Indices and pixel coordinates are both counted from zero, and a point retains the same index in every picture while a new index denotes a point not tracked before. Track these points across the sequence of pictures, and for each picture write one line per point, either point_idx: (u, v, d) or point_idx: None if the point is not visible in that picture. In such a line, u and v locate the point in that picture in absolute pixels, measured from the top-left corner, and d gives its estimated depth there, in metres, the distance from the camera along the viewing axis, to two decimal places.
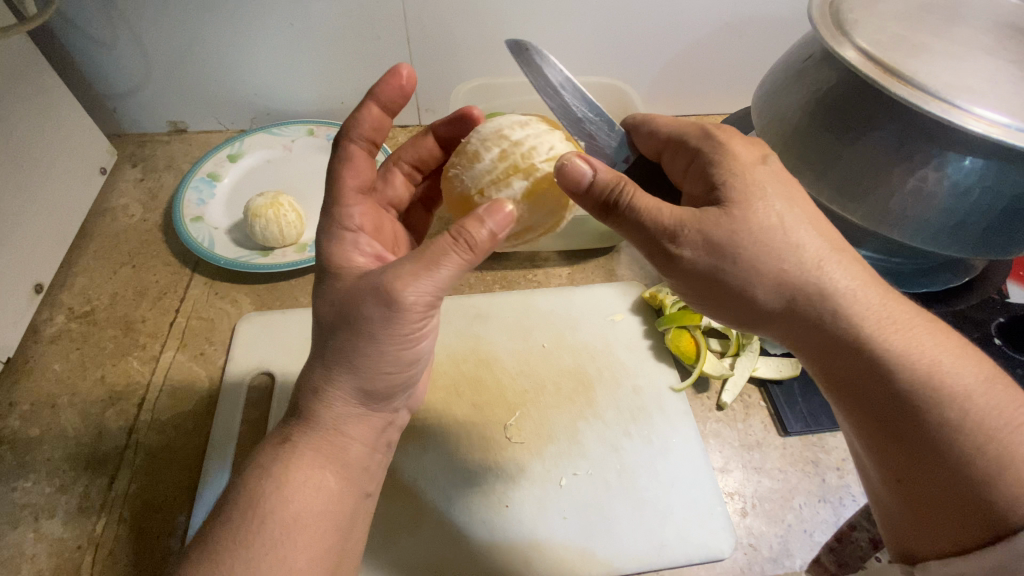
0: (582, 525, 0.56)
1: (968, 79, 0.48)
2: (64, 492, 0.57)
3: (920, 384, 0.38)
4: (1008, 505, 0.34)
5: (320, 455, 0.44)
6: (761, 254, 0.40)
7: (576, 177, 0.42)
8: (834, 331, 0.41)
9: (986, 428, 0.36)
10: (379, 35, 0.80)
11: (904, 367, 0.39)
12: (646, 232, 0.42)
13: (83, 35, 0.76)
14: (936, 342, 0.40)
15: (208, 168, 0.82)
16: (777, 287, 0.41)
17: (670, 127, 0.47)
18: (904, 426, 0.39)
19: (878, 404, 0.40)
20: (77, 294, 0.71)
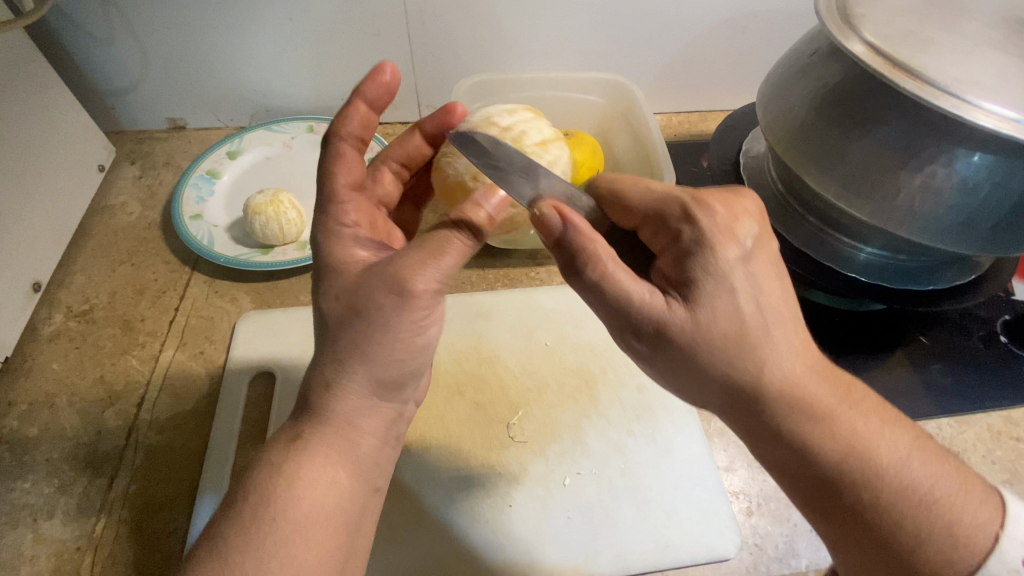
0: (586, 526, 0.55)
1: (978, 74, 0.47)
2: (62, 492, 0.56)
3: (853, 463, 0.39)
4: (938, 567, 0.37)
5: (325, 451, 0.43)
6: (710, 346, 0.38)
7: (550, 226, 0.41)
8: (766, 419, 0.39)
9: (909, 503, 0.38)
10: (380, 31, 0.80)
11: (835, 450, 0.39)
12: (610, 311, 0.41)
13: (80, 31, 0.75)
14: (867, 420, 0.40)
15: (207, 165, 0.81)
16: (717, 377, 0.39)
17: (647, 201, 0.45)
18: (840, 507, 0.40)
19: (814, 484, 0.40)
20: (75, 292, 0.71)
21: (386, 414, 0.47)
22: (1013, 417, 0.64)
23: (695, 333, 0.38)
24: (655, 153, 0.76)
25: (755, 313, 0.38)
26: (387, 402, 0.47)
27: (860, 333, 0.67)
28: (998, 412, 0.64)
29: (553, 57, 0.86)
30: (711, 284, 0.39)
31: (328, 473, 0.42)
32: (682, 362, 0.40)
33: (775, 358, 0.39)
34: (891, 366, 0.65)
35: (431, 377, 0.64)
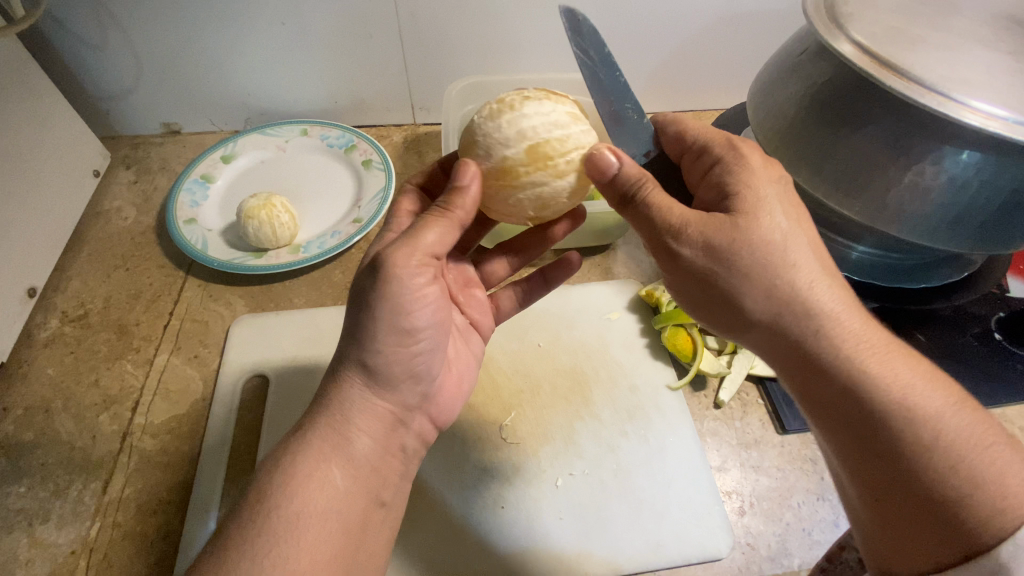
0: (576, 527, 0.55)
1: (965, 72, 0.47)
2: (58, 496, 0.56)
3: (895, 404, 0.38)
4: (982, 527, 0.34)
5: (331, 459, 0.43)
6: (758, 259, 0.40)
7: (601, 167, 0.43)
8: (816, 345, 0.40)
9: (962, 449, 0.36)
10: (372, 34, 0.80)
11: (879, 389, 0.38)
12: (651, 226, 0.43)
13: (74, 37, 0.76)
14: (910, 366, 0.39)
15: (202, 170, 0.81)
16: (764, 297, 0.41)
17: (697, 132, 0.48)
18: (879, 443, 0.38)
19: (859, 420, 0.39)
20: (70, 297, 0.71)
21: (385, 416, 0.47)
22: (1008, 414, 0.63)
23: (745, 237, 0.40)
24: None
25: (798, 230, 0.41)
26: (384, 400, 0.47)
27: None
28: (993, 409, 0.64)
29: (545, 57, 0.86)
30: (759, 196, 0.41)
31: (329, 475, 0.43)
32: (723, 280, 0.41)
33: (824, 279, 0.41)
34: None
35: None
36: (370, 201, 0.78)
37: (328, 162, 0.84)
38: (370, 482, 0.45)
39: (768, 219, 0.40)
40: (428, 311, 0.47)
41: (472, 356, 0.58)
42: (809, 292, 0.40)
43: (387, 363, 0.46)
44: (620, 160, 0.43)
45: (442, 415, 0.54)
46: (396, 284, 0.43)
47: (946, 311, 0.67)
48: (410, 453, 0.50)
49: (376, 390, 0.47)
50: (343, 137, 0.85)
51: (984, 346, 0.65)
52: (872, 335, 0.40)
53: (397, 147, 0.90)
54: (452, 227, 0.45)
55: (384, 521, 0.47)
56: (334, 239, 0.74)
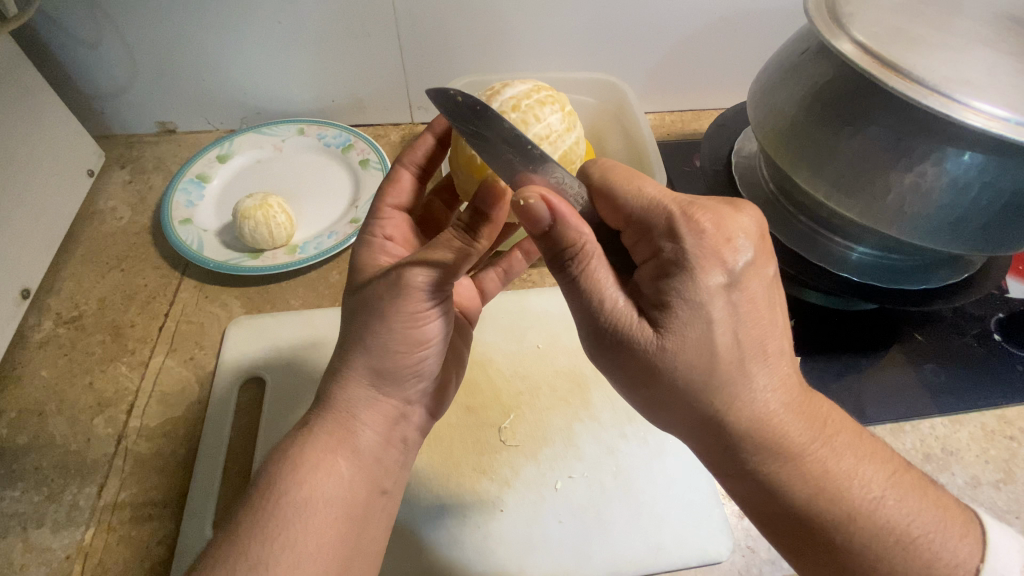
0: (575, 531, 0.55)
1: (967, 72, 0.47)
2: (52, 500, 0.56)
3: (818, 508, 0.39)
4: None
5: (337, 446, 0.44)
6: (678, 375, 0.38)
7: (536, 215, 0.39)
8: (738, 456, 0.39)
9: (882, 542, 0.38)
10: (369, 32, 0.79)
11: (798, 495, 0.39)
12: (583, 306, 0.40)
13: (68, 35, 0.75)
14: (826, 465, 0.39)
15: (197, 169, 0.81)
16: (687, 410, 0.39)
17: (637, 204, 0.41)
18: (805, 540, 0.40)
19: (784, 514, 0.40)
20: (64, 298, 0.70)
21: (388, 412, 0.47)
22: (1007, 416, 0.64)
23: (660, 358, 0.38)
24: (648, 152, 0.76)
25: (733, 350, 0.37)
26: (390, 398, 0.47)
27: (856, 334, 0.67)
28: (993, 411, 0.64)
29: (544, 56, 0.85)
30: (686, 311, 0.37)
31: (334, 466, 0.43)
32: (652, 386, 0.39)
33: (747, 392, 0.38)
34: (884, 365, 0.65)
35: None
36: (367, 201, 0.77)
37: (324, 162, 0.84)
38: (372, 473, 0.46)
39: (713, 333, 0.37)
40: (439, 321, 0.46)
41: (462, 351, 0.59)
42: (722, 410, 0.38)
43: (397, 365, 0.45)
44: (552, 216, 0.39)
45: (439, 408, 0.55)
46: (408, 300, 0.43)
47: (947, 313, 0.68)
48: (411, 443, 0.50)
49: (385, 389, 0.46)
50: (341, 136, 0.85)
51: (984, 348, 0.66)
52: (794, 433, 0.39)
53: (394, 147, 0.90)
54: (468, 250, 0.43)
55: (384, 508, 0.47)
56: (331, 240, 0.73)
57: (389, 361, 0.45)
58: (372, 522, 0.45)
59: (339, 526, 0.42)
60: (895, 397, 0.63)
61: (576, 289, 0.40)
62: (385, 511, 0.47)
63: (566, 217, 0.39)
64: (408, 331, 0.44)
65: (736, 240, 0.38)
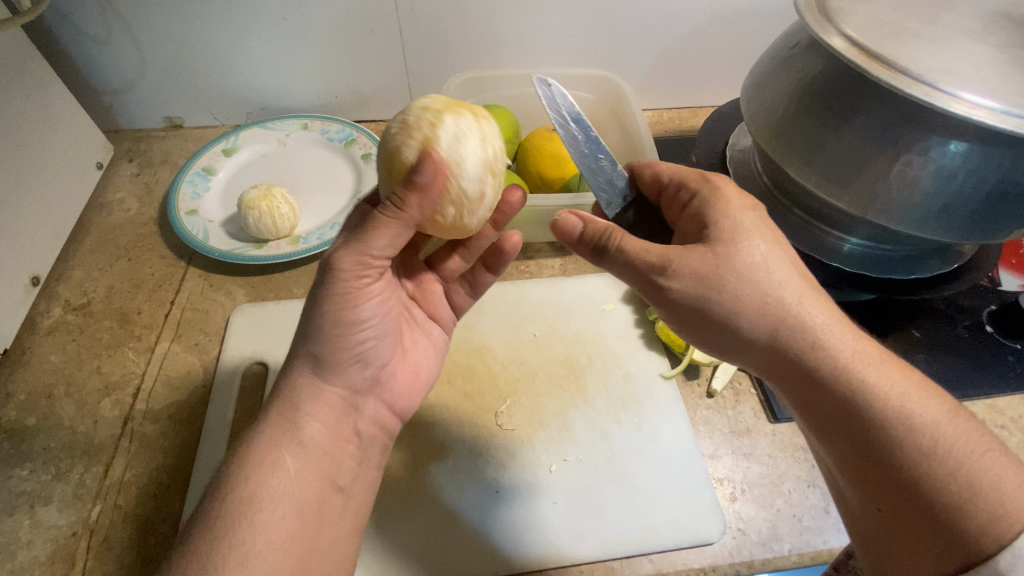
0: (572, 511, 0.56)
1: (951, 63, 0.48)
2: (59, 479, 0.57)
3: (892, 415, 0.40)
4: (983, 535, 0.35)
5: (281, 440, 0.45)
6: (743, 281, 0.44)
7: (568, 229, 0.49)
8: (821, 366, 0.43)
9: (956, 456, 0.38)
10: (372, 29, 0.81)
11: (876, 398, 0.41)
12: (635, 271, 0.46)
13: (79, 31, 0.77)
14: (903, 377, 0.42)
15: (203, 162, 0.82)
16: (759, 319, 0.44)
17: (671, 171, 0.51)
18: (881, 455, 0.40)
19: (860, 435, 0.41)
20: (73, 286, 0.72)
21: (334, 402, 0.49)
22: (997, 404, 0.66)
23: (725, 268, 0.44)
24: (644, 146, 0.77)
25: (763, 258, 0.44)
26: (332, 385, 0.48)
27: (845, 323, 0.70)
28: (983, 400, 0.66)
29: (543, 52, 0.87)
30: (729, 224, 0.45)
31: (280, 460, 0.44)
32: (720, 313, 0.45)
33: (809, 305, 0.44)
34: None
35: None
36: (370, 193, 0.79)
37: (327, 156, 0.85)
38: (322, 468, 0.46)
39: (754, 248, 0.44)
40: (373, 301, 0.49)
41: (431, 346, 0.60)
42: (785, 318, 0.44)
43: (336, 351, 0.47)
44: (426, 173, 0.40)
45: (400, 403, 0.54)
46: (343, 282, 0.45)
47: (939, 304, 0.72)
48: (365, 438, 0.51)
49: (325, 376, 0.48)
50: (343, 131, 0.86)
51: (975, 338, 0.69)
52: (860, 354, 0.43)
53: None
54: (404, 228, 0.43)
55: (342, 508, 0.47)
56: (333, 231, 0.75)
57: (322, 353, 0.47)
58: (330, 523, 0.45)
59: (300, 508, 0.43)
60: None
61: (618, 259, 0.46)
62: (344, 515, 0.47)
63: (433, 172, 0.41)
64: (352, 323, 0.47)
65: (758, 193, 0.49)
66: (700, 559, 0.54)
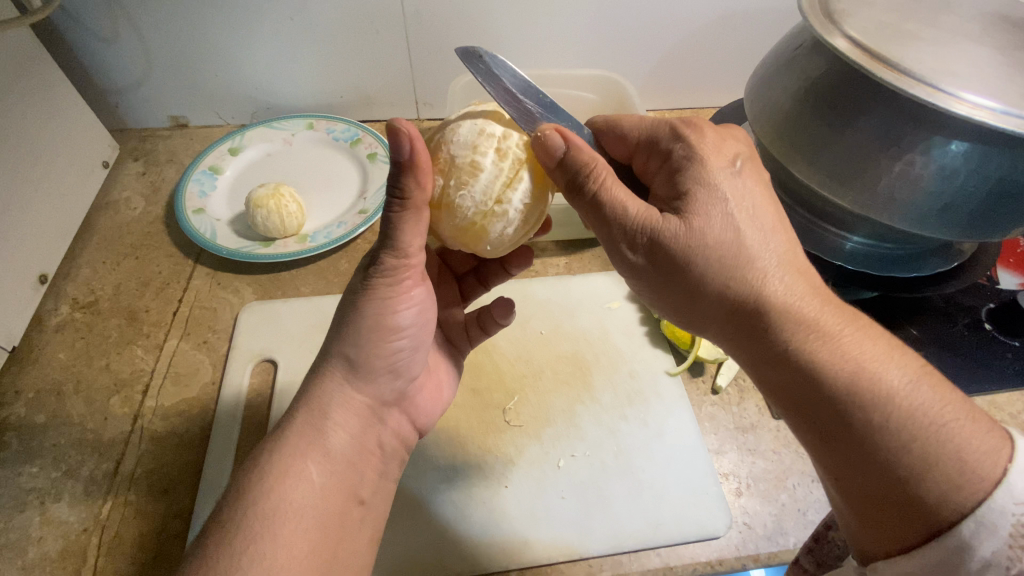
0: (580, 506, 0.56)
1: (953, 64, 0.50)
2: (70, 476, 0.58)
3: (849, 388, 0.37)
4: (944, 508, 0.34)
5: (308, 451, 0.45)
6: (696, 249, 0.40)
7: (550, 149, 0.42)
8: (772, 337, 0.39)
9: (915, 427, 0.35)
10: (378, 30, 0.82)
11: (831, 370, 0.37)
12: (604, 221, 0.43)
13: (86, 30, 0.77)
14: (863, 344, 0.38)
15: (209, 161, 0.83)
16: (710, 285, 0.40)
17: (638, 127, 0.48)
18: (837, 428, 0.37)
19: (815, 408, 0.38)
20: (81, 284, 0.72)
21: (361, 411, 0.49)
22: (996, 401, 0.67)
23: (680, 233, 0.40)
24: None
25: (735, 226, 0.40)
26: (360, 392, 0.49)
27: None
28: (982, 396, 0.67)
29: (547, 52, 0.87)
30: (699, 191, 0.41)
31: (304, 471, 0.44)
32: (669, 275, 0.42)
33: (772, 270, 0.39)
34: None
35: None
36: (375, 193, 0.79)
37: (333, 155, 0.86)
38: (347, 480, 0.47)
39: (717, 208, 0.40)
40: (410, 310, 0.49)
41: (452, 370, 0.61)
42: (746, 288, 0.39)
43: (370, 357, 0.48)
44: (412, 149, 0.38)
45: (422, 417, 0.56)
46: (384, 288, 0.46)
47: (938, 302, 0.73)
48: (388, 451, 0.52)
49: (356, 383, 0.49)
50: (349, 131, 0.87)
51: (974, 336, 0.70)
52: (827, 322, 0.39)
53: None
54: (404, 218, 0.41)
55: (361, 519, 0.48)
56: (340, 229, 0.76)
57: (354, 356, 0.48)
58: (348, 535, 0.46)
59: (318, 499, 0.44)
60: None
61: (595, 204, 0.43)
62: (363, 522, 0.48)
63: (413, 145, 0.38)
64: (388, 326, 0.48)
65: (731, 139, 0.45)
66: (706, 553, 0.55)
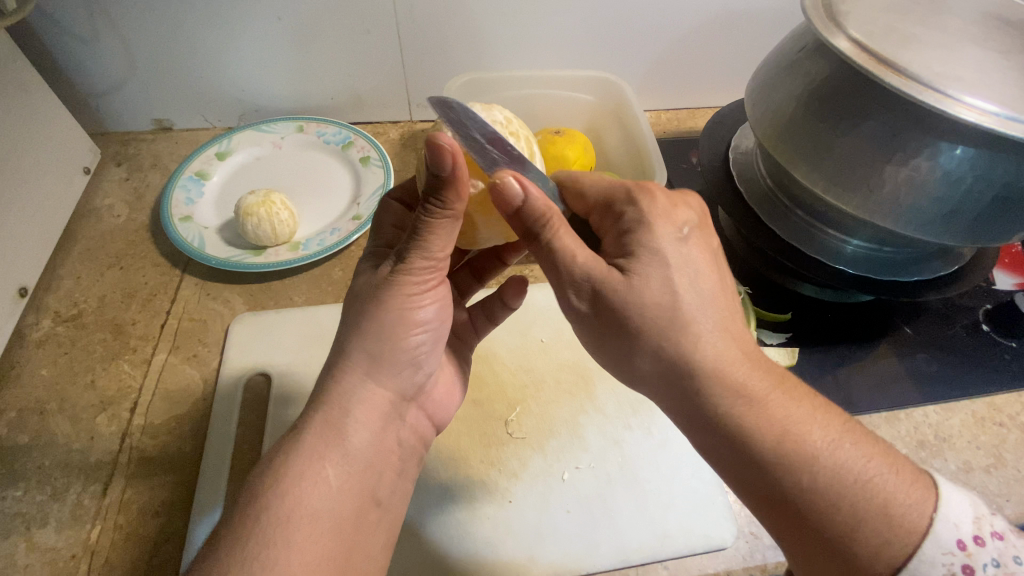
0: (586, 519, 0.55)
1: (959, 69, 0.49)
2: (56, 499, 0.55)
3: (781, 458, 0.39)
4: (870, 558, 0.37)
5: (328, 452, 0.43)
6: (648, 318, 0.40)
7: (508, 196, 0.41)
8: (708, 406, 0.40)
9: (838, 486, 0.38)
10: (370, 30, 0.79)
11: (762, 442, 0.39)
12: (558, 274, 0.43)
13: (64, 32, 0.74)
14: (784, 407, 0.40)
15: (196, 167, 0.80)
16: (660, 352, 0.41)
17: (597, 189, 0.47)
18: (775, 495, 0.39)
19: (754, 476, 0.40)
20: (63, 297, 0.70)
21: (381, 406, 0.48)
22: (996, 403, 0.67)
23: (629, 303, 0.40)
24: (647, 148, 0.77)
25: (690, 296, 0.40)
26: (382, 388, 0.48)
27: (846, 324, 0.71)
28: (982, 398, 0.67)
29: (543, 52, 0.86)
30: (648, 261, 0.41)
31: (321, 474, 0.42)
32: (620, 336, 0.42)
33: (710, 336, 0.40)
34: (875, 358, 0.69)
35: None
36: (370, 198, 0.77)
37: (325, 159, 0.84)
38: (364, 483, 0.45)
39: (668, 280, 0.40)
40: (431, 304, 0.49)
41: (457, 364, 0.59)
42: (689, 353, 0.40)
43: (391, 349, 0.47)
44: (453, 165, 0.39)
45: (439, 414, 0.55)
46: (407, 281, 0.45)
47: (936, 304, 0.73)
48: (406, 449, 0.50)
49: (376, 379, 0.47)
50: (340, 134, 0.85)
51: (972, 337, 0.70)
52: (762, 388, 0.40)
53: (394, 144, 0.90)
54: (451, 222, 0.43)
55: (377, 522, 0.46)
56: (333, 236, 0.73)
57: (377, 352, 0.47)
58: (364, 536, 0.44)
59: (333, 524, 0.42)
60: (885, 388, 0.66)
61: (549, 253, 0.43)
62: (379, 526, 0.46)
63: (455, 163, 0.39)
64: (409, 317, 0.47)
65: (684, 205, 0.45)
66: (715, 564, 0.54)
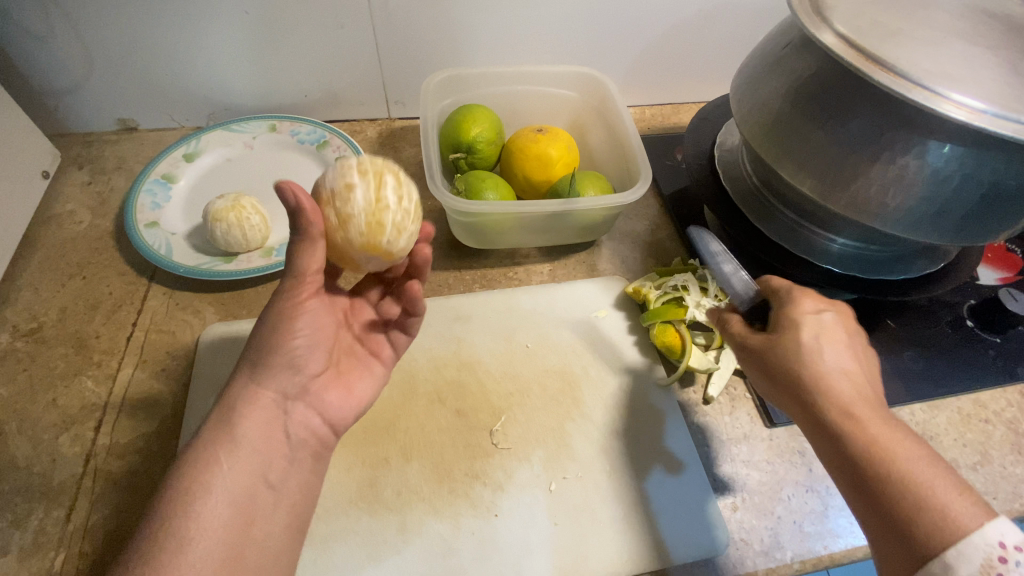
0: (573, 531, 0.54)
1: (947, 66, 0.48)
2: (16, 526, 0.52)
3: (865, 446, 0.41)
4: (932, 545, 0.36)
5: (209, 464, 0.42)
6: (778, 340, 0.46)
7: None
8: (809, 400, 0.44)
9: (919, 481, 0.39)
10: (342, 24, 0.76)
11: (852, 428, 0.41)
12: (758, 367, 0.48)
13: (16, 28, 0.70)
14: (886, 422, 0.42)
15: (162, 169, 0.76)
16: (778, 358, 0.45)
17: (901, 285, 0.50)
18: (856, 473, 0.41)
19: (836, 454, 0.42)
20: (21, 309, 0.66)
21: (269, 412, 0.46)
22: (981, 399, 0.67)
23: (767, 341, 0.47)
24: (630, 145, 0.75)
25: (813, 328, 0.45)
26: (264, 388, 0.46)
27: None
28: (968, 395, 0.67)
29: (524, 47, 0.83)
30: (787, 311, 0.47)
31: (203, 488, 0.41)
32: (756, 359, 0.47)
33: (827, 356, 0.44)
34: None
35: (409, 387, 0.62)
36: None
37: (299, 160, 0.80)
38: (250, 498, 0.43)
39: (808, 316, 0.46)
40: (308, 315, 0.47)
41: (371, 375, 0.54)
42: (800, 357, 0.44)
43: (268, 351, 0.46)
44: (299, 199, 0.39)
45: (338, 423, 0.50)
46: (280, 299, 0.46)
47: (921, 300, 0.73)
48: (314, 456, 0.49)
49: (260, 379, 0.46)
50: (314, 132, 0.82)
51: (958, 333, 0.70)
52: (864, 403, 0.43)
53: (372, 143, 0.87)
54: (315, 242, 0.42)
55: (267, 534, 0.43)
56: None
57: (260, 351, 0.46)
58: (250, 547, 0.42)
59: (229, 535, 0.41)
60: None
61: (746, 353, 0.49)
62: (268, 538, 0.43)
63: (300, 197, 0.39)
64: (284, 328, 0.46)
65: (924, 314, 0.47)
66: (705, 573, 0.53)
